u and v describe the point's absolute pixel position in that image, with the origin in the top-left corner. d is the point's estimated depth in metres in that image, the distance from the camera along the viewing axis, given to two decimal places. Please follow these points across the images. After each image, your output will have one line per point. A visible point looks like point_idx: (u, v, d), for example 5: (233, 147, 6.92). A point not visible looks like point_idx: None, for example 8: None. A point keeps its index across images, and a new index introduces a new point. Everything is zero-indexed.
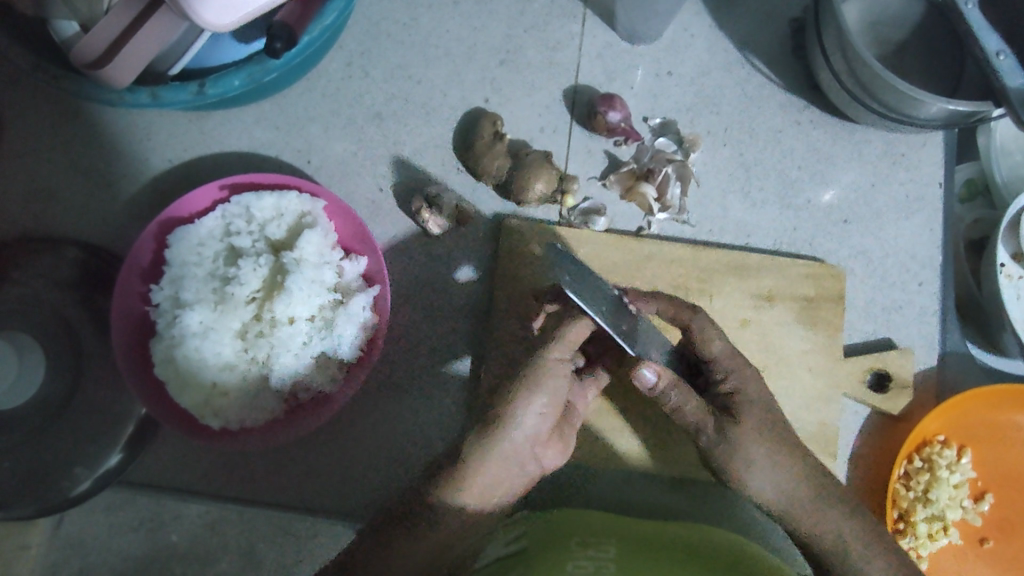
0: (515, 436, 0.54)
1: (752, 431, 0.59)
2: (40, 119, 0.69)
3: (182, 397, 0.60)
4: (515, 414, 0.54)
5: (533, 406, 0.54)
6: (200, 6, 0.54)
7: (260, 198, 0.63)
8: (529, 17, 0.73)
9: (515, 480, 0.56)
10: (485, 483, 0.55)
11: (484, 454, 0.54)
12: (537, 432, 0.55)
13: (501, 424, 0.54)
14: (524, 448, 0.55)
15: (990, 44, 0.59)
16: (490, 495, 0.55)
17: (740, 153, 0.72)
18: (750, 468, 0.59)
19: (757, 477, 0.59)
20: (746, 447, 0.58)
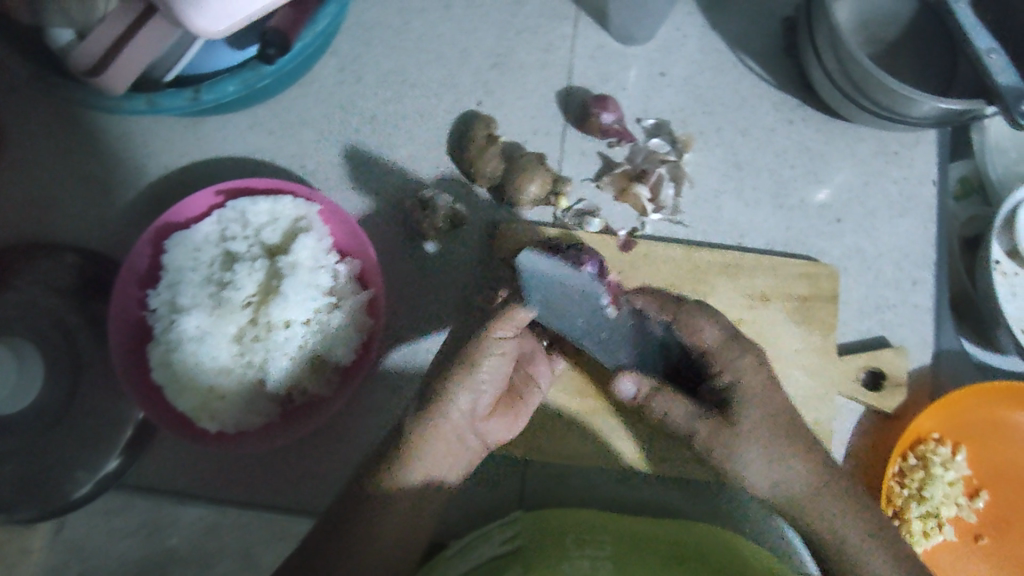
0: (452, 413, 0.56)
1: (748, 436, 0.57)
2: (36, 127, 0.69)
3: (180, 399, 0.61)
4: (452, 393, 0.56)
5: (471, 386, 0.56)
6: (193, 14, 0.54)
7: (255, 204, 0.63)
8: (522, 19, 0.73)
9: (456, 455, 0.58)
10: (425, 461, 0.57)
11: (423, 434, 0.56)
12: (474, 410, 0.57)
13: (438, 402, 0.56)
14: (464, 424, 0.57)
15: (980, 43, 0.59)
16: (431, 474, 0.58)
17: (733, 153, 0.72)
18: (737, 449, 0.57)
19: (753, 461, 0.58)
20: (740, 445, 0.57)
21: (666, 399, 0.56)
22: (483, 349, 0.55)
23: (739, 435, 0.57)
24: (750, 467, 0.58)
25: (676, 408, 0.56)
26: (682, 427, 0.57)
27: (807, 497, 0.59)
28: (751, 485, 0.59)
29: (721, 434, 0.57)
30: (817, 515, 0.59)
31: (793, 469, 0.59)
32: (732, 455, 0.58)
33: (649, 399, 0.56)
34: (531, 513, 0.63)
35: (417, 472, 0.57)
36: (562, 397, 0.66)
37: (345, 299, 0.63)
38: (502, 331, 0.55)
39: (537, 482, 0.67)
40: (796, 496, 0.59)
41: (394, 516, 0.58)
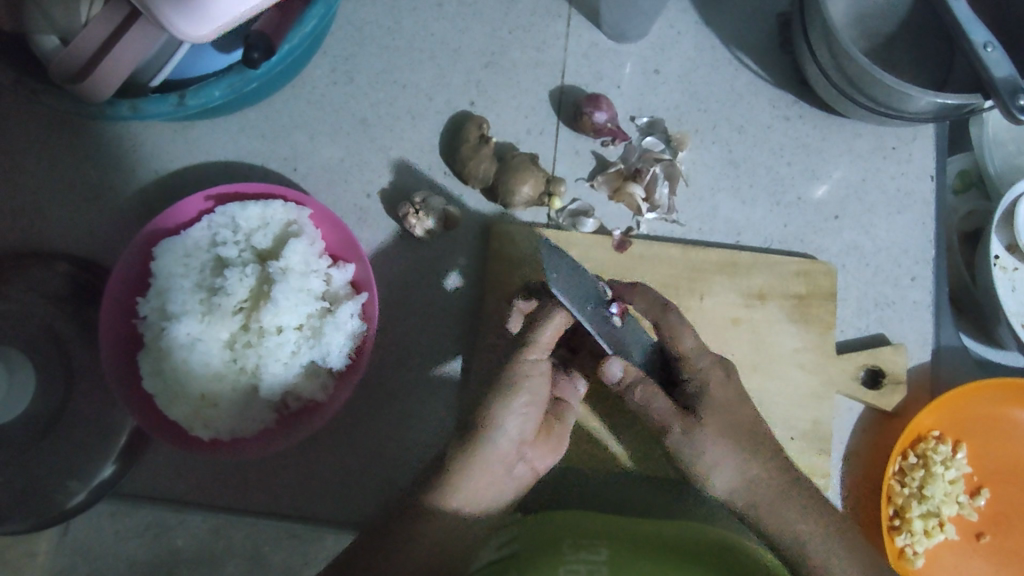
0: (498, 438, 0.57)
1: (712, 435, 0.58)
2: (25, 134, 0.69)
3: (172, 409, 0.60)
4: (496, 417, 0.57)
5: (514, 410, 0.57)
6: (176, 18, 0.53)
7: (245, 208, 0.62)
8: (514, 18, 0.73)
9: (504, 480, 0.59)
10: (473, 485, 0.57)
11: (469, 458, 0.57)
12: (521, 434, 0.58)
13: (483, 429, 0.57)
14: (510, 449, 0.58)
15: (977, 37, 0.58)
16: (481, 495, 0.58)
17: (729, 151, 0.72)
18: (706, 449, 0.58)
19: (724, 471, 0.58)
20: (707, 444, 0.58)
21: (643, 392, 0.56)
22: (518, 369, 0.56)
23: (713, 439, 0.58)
24: (712, 469, 0.58)
25: (653, 402, 0.56)
26: (657, 420, 0.57)
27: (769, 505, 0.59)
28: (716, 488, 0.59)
29: (687, 433, 0.57)
30: (778, 521, 0.59)
31: (756, 474, 0.59)
32: (697, 455, 0.58)
33: (628, 387, 0.55)
34: (528, 515, 0.62)
35: (465, 495, 0.57)
36: None
37: (338, 304, 0.63)
38: (536, 351, 0.57)
39: (537, 487, 0.66)
40: (760, 496, 0.59)
41: (443, 531, 0.57)
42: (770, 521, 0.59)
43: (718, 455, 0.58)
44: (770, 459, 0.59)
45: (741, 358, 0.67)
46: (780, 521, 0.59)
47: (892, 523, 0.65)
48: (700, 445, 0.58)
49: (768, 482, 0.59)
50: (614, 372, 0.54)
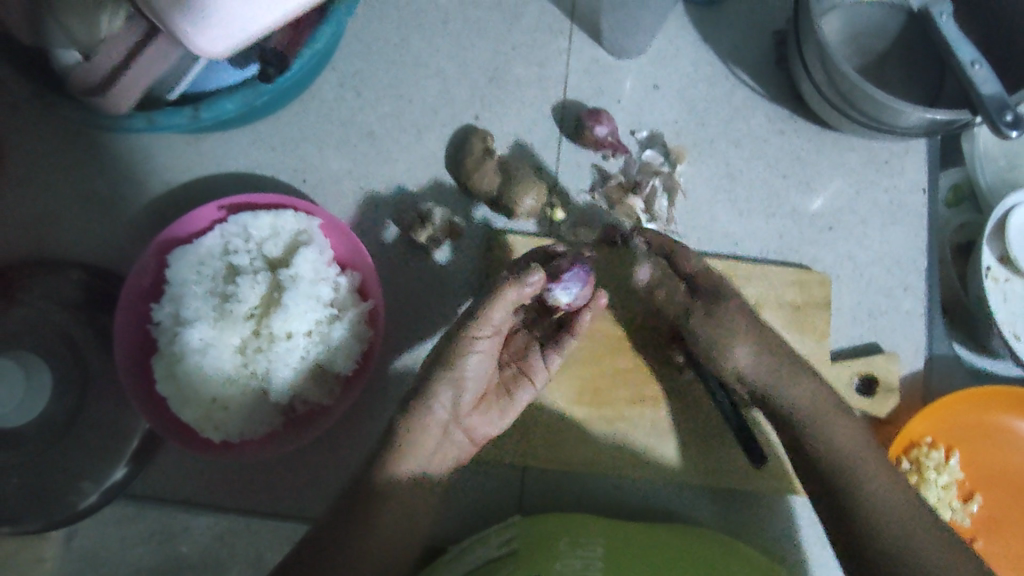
0: (435, 408, 0.57)
1: (733, 315, 0.62)
2: (43, 145, 0.71)
3: (184, 410, 0.62)
4: (434, 389, 0.56)
5: (450, 380, 0.56)
6: (193, 35, 0.56)
7: (257, 218, 0.65)
8: (517, 35, 0.75)
9: (443, 449, 0.59)
10: (413, 456, 0.58)
11: (407, 430, 0.57)
12: (458, 404, 0.58)
13: (420, 399, 0.57)
14: (447, 418, 0.58)
15: (964, 55, 0.60)
16: (420, 468, 0.58)
17: (726, 164, 0.74)
18: (729, 340, 0.62)
19: (739, 349, 0.62)
20: (728, 325, 0.62)
21: (668, 281, 0.65)
22: (464, 343, 0.56)
23: (732, 319, 0.62)
24: (730, 342, 0.62)
25: (680, 286, 0.64)
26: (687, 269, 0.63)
27: (780, 385, 0.62)
28: (732, 364, 0.63)
29: (707, 313, 0.62)
30: (790, 404, 0.62)
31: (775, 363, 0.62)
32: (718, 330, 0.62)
33: (654, 284, 0.66)
34: (527, 518, 0.64)
35: (401, 477, 0.58)
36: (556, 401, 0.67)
37: (346, 311, 0.65)
38: (482, 326, 0.55)
39: (539, 491, 0.68)
40: (770, 380, 0.62)
41: (385, 521, 0.57)
42: (784, 402, 0.62)
43: (737, 331, 0.62)
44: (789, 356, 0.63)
45: None
46: (806, 427, 0.62)
47: None
48: (718, 325, 0.62)
49: (782, 355, 0.63)
50: (643, 274, 0.67)
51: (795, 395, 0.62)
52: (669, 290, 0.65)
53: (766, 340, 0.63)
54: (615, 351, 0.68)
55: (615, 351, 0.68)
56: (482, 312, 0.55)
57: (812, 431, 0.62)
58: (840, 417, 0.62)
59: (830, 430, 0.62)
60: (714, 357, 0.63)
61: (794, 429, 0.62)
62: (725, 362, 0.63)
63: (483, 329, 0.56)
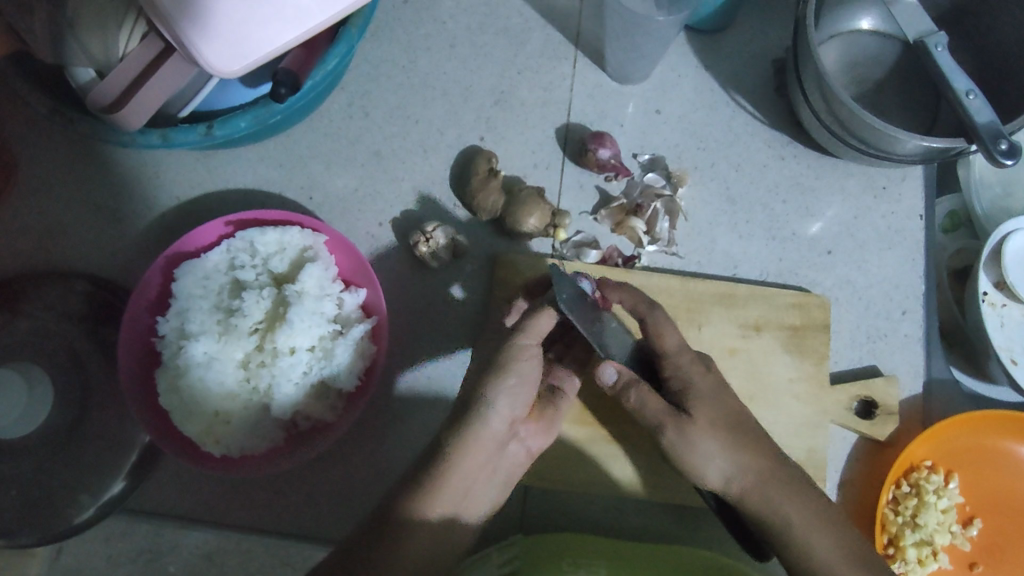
0: (491, 419, 0.57)
1: (704, 431, 0.58)
2: (52, 158, 0.72)
3: (186, 425, 0.62)
4: (490, 401, 0.57)
5: (505, 388, 0.57)
6: (208, 53, 0.57)
7: (264, 233, 0.65)
8: (523, 59, 0.77)
9: (496, 461, 0.59)
10: (462, 471, 0.57)
11: (461, 443, 0.57)
12: (513, 414, 0.58)
13: (475, 411, 0.57)
14: (499, 434, 0.58)
15: (960, 85, 0.61)
16: (465, 487, 0.58)
17: (727, 187, 0.75)
18: (702, 462, 0.58)
19: (711, 466, 0.58)
20: (695, 442, 0.58)
21: (639, 395, 0.58)
22: (519, 351, 0.57)
23: (699, 439, 0.58)
24: (703, 464, 0.58)
25: (645, 402, 0.58)
26: (652, 420, 0.59)
27: (756, 490, 0.58)
28: (703, 479, 0.59)
29: (679, 433, 0.58)
30: (770, 510, 0.58)
31: (746, 465, 0.58)
32: (690, 452, 0.58)
33: (623, 391, 0.58)
34: (531, 537, 0.64)
35: (449, 496, 0.57)
36: None
37: (350, 327, 0.65)
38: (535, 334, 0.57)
39: (538, 510, 0.68)
40: (742, 490, 0.59)
41: (421, 541, 0.55)
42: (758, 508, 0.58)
43: (707, 450, 0.58)
44: (765, 453, 0.59)
45: (739, 388, 0.69)
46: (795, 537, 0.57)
47: (886, 551, 0.66)
48: (692, 446, 0.58)
49: (755, 466, 0.58)
50: (608, 376, 0.58)
51: (775, 502, 0.58)
52: (640, 401, 0.58)
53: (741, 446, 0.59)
54: None
55: None
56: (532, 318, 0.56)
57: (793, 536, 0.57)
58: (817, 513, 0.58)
59: (812, 523, 0.57)
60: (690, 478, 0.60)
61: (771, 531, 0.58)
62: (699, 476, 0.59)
63: (536, 337, 0.57)
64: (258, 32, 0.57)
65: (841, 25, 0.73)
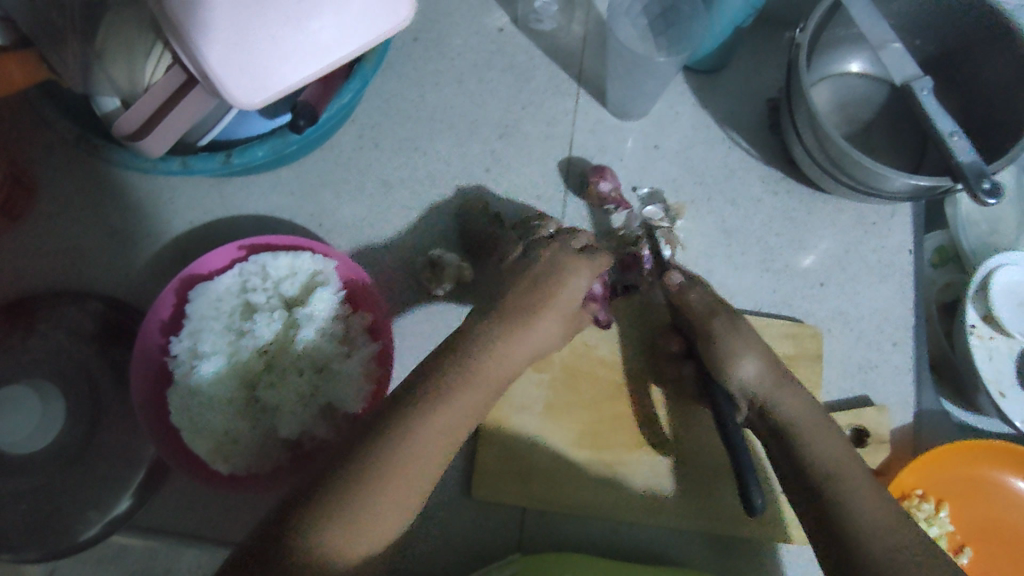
0: (499, 352, 0.59)
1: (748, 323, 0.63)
2: (71, 183, 0.75)
3: (195, 443, 0.63)
4: (478, 345, 0.58)
5: (513, 325, 0.60)
6: (230, 87, 0.59)
7: (277, 258, 0.67)
8: (527, 95, 0.80)
9: (483, 401, 0.58)
10: (417, 428, 0.54)
11: (430, 391, 0.56)
12: (512, 353, 0.59)
13: (484, 336, 0.59)
14: (500, 364, 0.58)
15: (945, 127, 0.65)
16: (434, 438, 0.54)
17: (722, 221, 0.78)
18: (741, 352, 0.61)
19: (749, 358, 0.61)
20: (742, 330, 0.62)
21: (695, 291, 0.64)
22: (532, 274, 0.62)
23: (742, 324, 0.62)
24: (742, 352, 0.61)
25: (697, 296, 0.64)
26: (703, 306, 0.63)
27: (780, 391, 0.60)
28: (739, 375, 0.61)
29: (729, 318, 0.63)
30: (787, 411, 0.58)
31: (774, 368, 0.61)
32: (734, 333, 0.61)
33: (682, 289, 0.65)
34: (529, 556, 0.66)
35: (413, 455, 0.53)
36: (556, 445, 0.69)
37: (357, 349, 0.67)
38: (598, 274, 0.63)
39: (537, 531, 0.69)
40: (773, 386, 0.60)
41: (388, 489, 0.52)
42: (784, 406, 0.59)
43: (749, 329, 0.62)
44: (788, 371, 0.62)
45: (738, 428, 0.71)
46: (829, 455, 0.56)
47: None
48: (737, 332, 0.62)
49: (780, 374, 0.61)
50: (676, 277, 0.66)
51: (794, 402, 0.59)
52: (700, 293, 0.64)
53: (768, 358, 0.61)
54: (615, 396, 0.71)
55: (615, 396, 0.71)
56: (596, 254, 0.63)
57: (807, 437, 0.57)
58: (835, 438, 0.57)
59: (823, 429, 0.57)
60: (726, 373, 0.61)
61: (792, 438, 0.57)
62: (732, 367, 0.61)
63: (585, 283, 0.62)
64: (279, 68, 0.60)
65: (831, 68, 0.77)
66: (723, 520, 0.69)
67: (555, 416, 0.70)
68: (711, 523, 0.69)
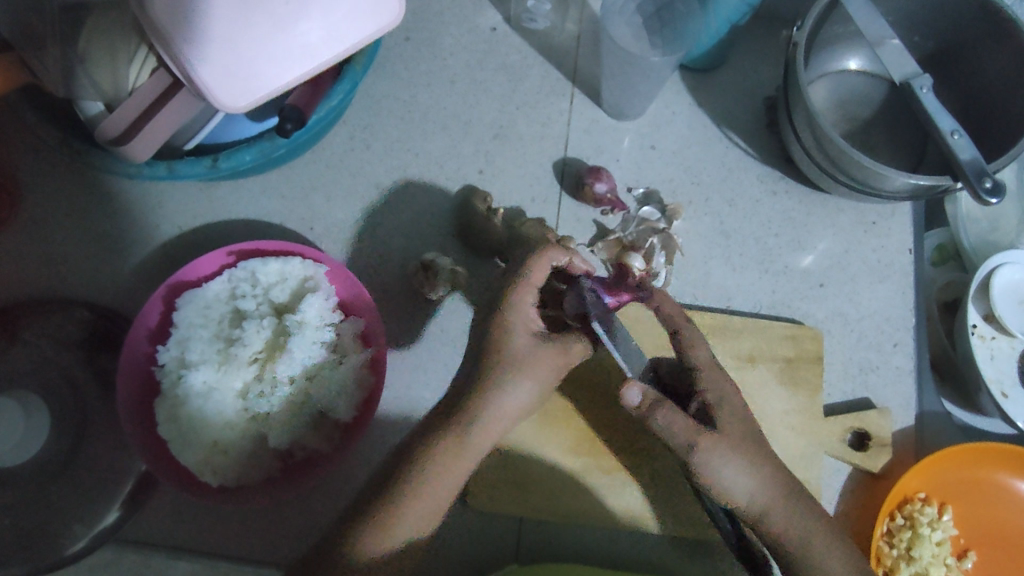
0: (505, 395, 0.57)
1: (735, 448, 0.56)
2: (56, 188, 0.73)
3: (184, 455, 0.62)
4: (488, 390, 0.57)
5: (512, 369, 0.57)
6: (215, 90, 0.58)
7: (265, 264, 0.66)
8: (521, 95, 0.79)
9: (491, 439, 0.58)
10: (448, 466, 0.56)
11: (456, 436, 0.56)
12: (516, 395, 0.57)
13: (488, 382, 0.57)
14: (503, 408, 0.57)
15: (945, 125, 0.64)
16: (448, 482, 0.56)
17: (720, 222, 0.76)
18: (728, 478, 0.56)
19: (737, 481, 0.56)
20: (724, 458, 0.55)
21: (667, 414, 0.54)
22: (512, 320, 0.57)
23: (727, 449, 0.56)
24: (730, 480, 0.56)
25: (676, 420, 0.54)
26: (679, 439, 0.55)
27: (773, 510, 0.57)
28: (726, 496, 0.57)
29: (710, 450, 0.55)
30: (782, 531, 0.57)
31: (773, 483, 0.57)
32: (718, 466, 0.55)
33: (649, 412, 0.54)
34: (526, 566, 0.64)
35: (446, 487, 0.56)
36: (554, 452, 0.68)
37: (349, 356, 0.65)
38: (527, 293, 0.58)
39: (534, 539, 0.68)
40: (767, 503, 0.57)
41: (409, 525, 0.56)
42: (776, 528, 0.57)
43: (732, 461, 0.56)
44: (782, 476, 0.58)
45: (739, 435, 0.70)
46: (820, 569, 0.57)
47: None
48: (722, 458, 0.55)
49: (775, 485, 0.57)
50: (634, 397, 0.54)
51: (786, 523, 0.57)
52: (672, 417, 0.54)
53: (763, 469, 0.57)
54: (609, 402, 0.69)
55: (607, 402, 0.69)
56: (527, 280, 0.58)
57: (802, 554, 0.57)
58: (835, 553, 0.57)
59: (817, 547, 0.57)
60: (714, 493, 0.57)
61: (791, 556, 0.57)
62: (722, 492, 0.57)
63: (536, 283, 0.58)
64: (265, 70, 0.59)
65: (829, 66, 0.76)
66: (709, 527, 0.67)
67: (549, 424, 0.68)
68: (699, 531, 0.67)
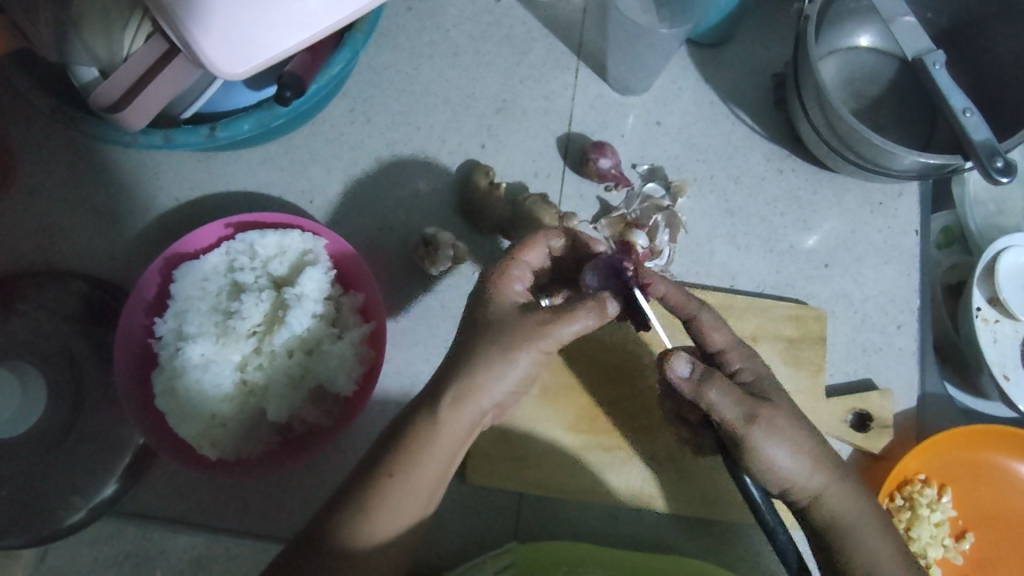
0: (491, 378, 0.52)
1: (788, 423, 0.54)
2: (50, 157, 0.72)
3: (182, 427, 0.61)
4: (471, 367, 0.52)
5: (499, 349, 0.52)
6: (213, 56, 0.56)
7: (264, 236, 0.64)
8: (526, 69, 0.77)
9: (471, 421, 0.53)
10: (423, 455, 0.52)
11: (430, 422, 0.52)
12: (505, 379, 0.52)
13: (468, 360, 0.52)
14: (489, 391, 0.52)
15: (957, 103, 0.62)
16: (432, 471, 0.53)
17: (725, 200, 0.75)
18: (779, 452, 0.53)
19: (786, 457, 0.53)
20: (780, 430, 0.53)
21: (718, 391, 0.52)
22: (495, 295, 0.54)
23: (784, 422, 0.53)
24: (777, 453, 0.53)
25: (724, 399, 0.52)
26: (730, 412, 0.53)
27: (826, 489, 0.54)
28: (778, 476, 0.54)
29: (767, 424, 0.53)
30: (829, 509, 0.55)
31: (820, 468, 0.54)
32: (768, 441, 0.53)
33: (700, 390, 0.52)
34: (525, 545, 0.64)
35: (415, 484, 0.52)
36: (553, 429, 0.68)
37: (348, 330, 0.65)
38: (516, 266, 0.56)
39: (533, 517, 0.68)
40: (821, 484, 0.54)
41: (394, 511, 0.52)
42: (826, 507, 0.55)
43: (788, 434, 0.53)
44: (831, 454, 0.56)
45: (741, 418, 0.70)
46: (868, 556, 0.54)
47: None
48: (778, 433, 0.53)
49: (825, 466, 0.55)
50: (682, 369, 0.53)
51: (838, 499, 0.54)
52: (723, 396, 0.52)
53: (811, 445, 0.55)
54: (611, 380, 0.69)
55: (609, 378, 0.69)
56: (517, 254, 0.56)
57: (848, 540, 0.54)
58: (875, 529, 0.55)
59: (861, 523, 0.55)
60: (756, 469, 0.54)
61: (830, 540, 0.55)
62: (773, 473, 0.54)
63: (524, 262, 0.56)
64: (263, 36, 0.57)
65: (840, 42, 0.74)
66: (711, 507, 0.67)
67: (552, 401, 0.68)
68: (697, 509, 0.67)
